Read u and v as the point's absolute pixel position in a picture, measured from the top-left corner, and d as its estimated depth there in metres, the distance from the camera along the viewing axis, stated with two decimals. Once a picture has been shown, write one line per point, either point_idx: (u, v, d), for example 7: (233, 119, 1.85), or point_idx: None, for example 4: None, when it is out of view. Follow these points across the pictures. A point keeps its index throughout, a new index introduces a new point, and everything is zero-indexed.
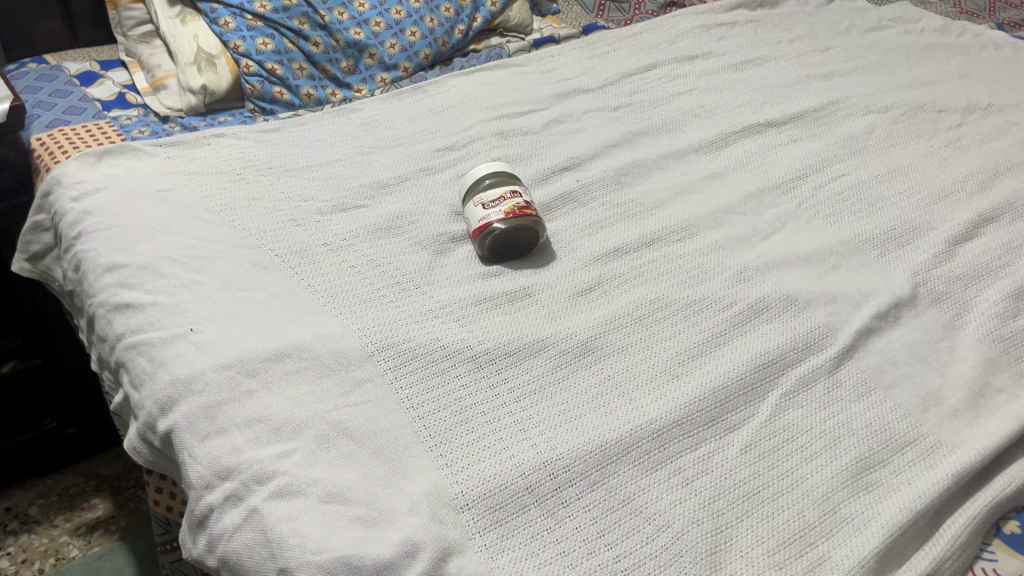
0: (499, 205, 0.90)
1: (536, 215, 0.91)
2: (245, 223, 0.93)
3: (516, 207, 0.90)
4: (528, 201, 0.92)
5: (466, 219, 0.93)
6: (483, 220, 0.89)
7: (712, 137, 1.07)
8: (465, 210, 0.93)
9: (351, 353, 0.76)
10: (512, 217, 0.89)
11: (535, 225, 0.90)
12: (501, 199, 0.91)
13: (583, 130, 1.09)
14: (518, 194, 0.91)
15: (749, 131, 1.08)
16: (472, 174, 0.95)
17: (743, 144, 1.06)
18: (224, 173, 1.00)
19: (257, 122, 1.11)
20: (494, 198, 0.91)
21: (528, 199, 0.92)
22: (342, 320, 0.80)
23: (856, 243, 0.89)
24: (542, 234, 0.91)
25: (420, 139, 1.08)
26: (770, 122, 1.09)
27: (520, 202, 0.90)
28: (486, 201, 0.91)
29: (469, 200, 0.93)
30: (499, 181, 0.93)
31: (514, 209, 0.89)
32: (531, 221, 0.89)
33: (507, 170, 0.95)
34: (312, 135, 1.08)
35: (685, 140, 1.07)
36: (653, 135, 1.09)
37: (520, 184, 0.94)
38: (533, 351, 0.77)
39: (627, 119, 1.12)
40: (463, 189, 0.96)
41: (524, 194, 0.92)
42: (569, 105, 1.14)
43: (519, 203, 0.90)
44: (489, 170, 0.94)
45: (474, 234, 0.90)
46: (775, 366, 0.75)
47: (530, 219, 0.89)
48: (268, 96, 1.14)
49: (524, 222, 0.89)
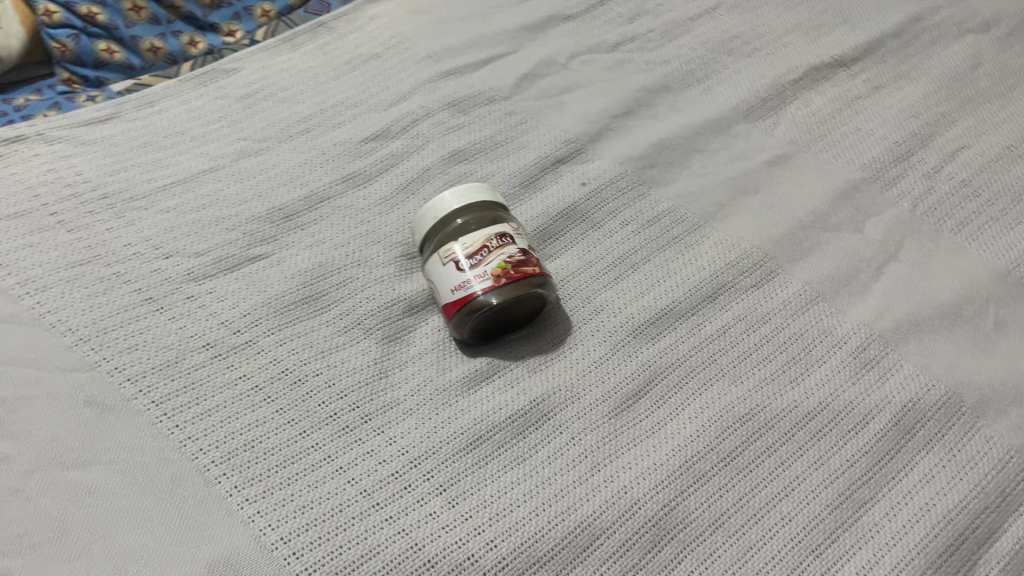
0: (482, 265, 0.56)
1: (540, 269, 0.58)
2: (69, 317, 0.57)
3: (511, 263, 0.57)
4: (525, 246, 0.58)
5: (429, 277, 0.59)
6: (466, 290, 0.56)
7: (762, 91, 0.74)
8: (429, 264, 0.59)
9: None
10: (507, 285, 0.56)
11: (541, 290, 0.57)
12: (485, 251, 0.57)
13: (573, 89, 0.75)
14: (511, 239, 0.58)
15: (813, 77, 0.75)
16: (435, 203, 0.60)
17: (808, 98, 0.74)
18: (26, 215, 0.62)
19: (79, 105, 0.72)
20: (475, 251, 0.57)
21: (526, 244, 0.59)
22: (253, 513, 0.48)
23: (1017, 278, 0.61)
24: (550, 299, 0.59)
25: (335, 120, 0.72)
26: (836, 61, 0.76)
27: (516, 255, 0.57)
28: (464, 254, 0.57)
29: (434, 249, 0.59)
30: (480, 217, 0.59)
31: (510, 270, 0.56)
32: (535, 286, 0.57)
33: (487, 192, 0.61)
34: (169, 126, 0.71)
35: (725, 98, 0.74)
36: (677, 88, 0.75)
37: (509, 216, 0.60)
38: (576, 552, 0.48)
39: (634, 64, 0.77)
40: (418, 227, 0.61)
41: (518, 234, 0.59)
42: (546, 46, 0.78)
43: (513, 255, 0.57)
44: (463, 200, 0.59)
45: (447, 309, 0.57)
46: (963, 547, 0.48)
47: (532, 284, 0.57)
48: (90, 57, 0.74)
49: (524, 289, 0.57)
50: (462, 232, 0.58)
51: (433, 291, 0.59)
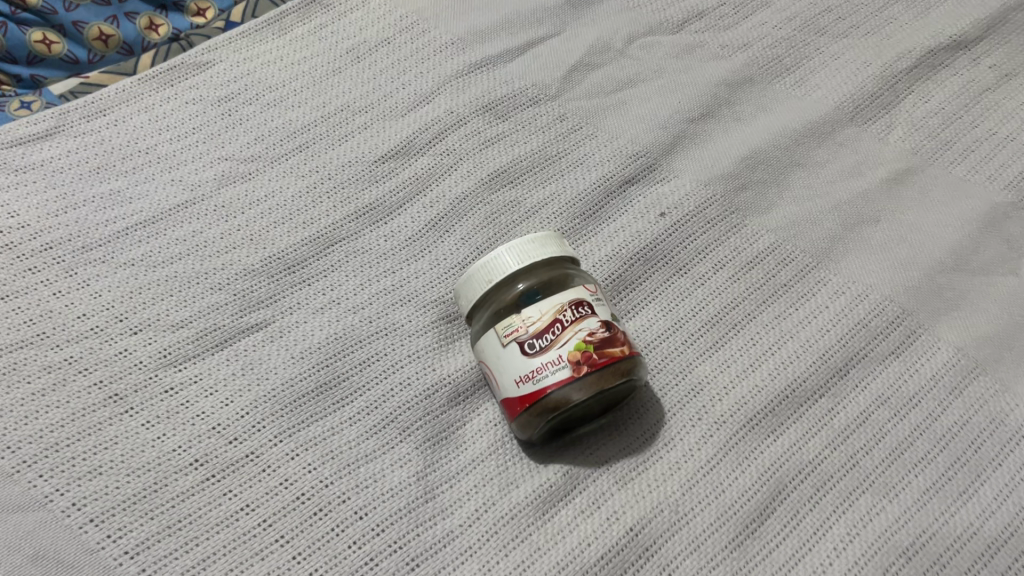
0: (556, 346, 0.43)
1: (628, 346, 0.44)
2: (6, 429, 0.42)
3: (593, 341, 0.43)
4: (607, 316, 0.45)
5: (483, 360, 0.45)
6: (537, 383, 0.42)
7: (869, 84, 0.60)
8: (483, 344, 0.45)
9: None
10: (589, 373, 0.42)
11: (632, 376, 0.44)
12: (559, 328, 0.43)
13: (636, 83, 0.60)
14: (590, 309, 0.44)
15: (928, 63, 0.61)
16: (486, 260, 0.46)
17: (926, 91, 0.60)
18: None
19: (13, 116, 0.56)
20: (545, 329, 0.43)
21: (608, 314, 0.45)
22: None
23: None
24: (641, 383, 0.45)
25: (341, 132, 0.57)
26: (955, 43, 0.62)
27: (598, 331, 0.43)
28: (530, 333, 0.43)
29: (489, 323, 0.45)
30: (546, 280, 0.45)
31: (592, 352, 0.43)
32: (624, 370, 0.43)
33: (552, 244, 0.46)
34: (128, 142, 0.55)
35: (824, 94, 0.60)
36: (763, 80, 0.61)
37: (582, 276, 0.46)
38: None
39: (706, 49, 0.62)
40: (465, 292, 0.47)
41: (597, 301, 0.45)
42: (596, 25, 0.63)
43: (595, 330, 0.43)
44: (524, 257, 0.45)
45: (511, 405, 0.44)
46: None
47: (621, 367, 0.43)
48: (22, 50, 0.58)
49: (611, 376, 0.43)
50: (525, 300, 0.45)
51: (489, 378, 0.45)
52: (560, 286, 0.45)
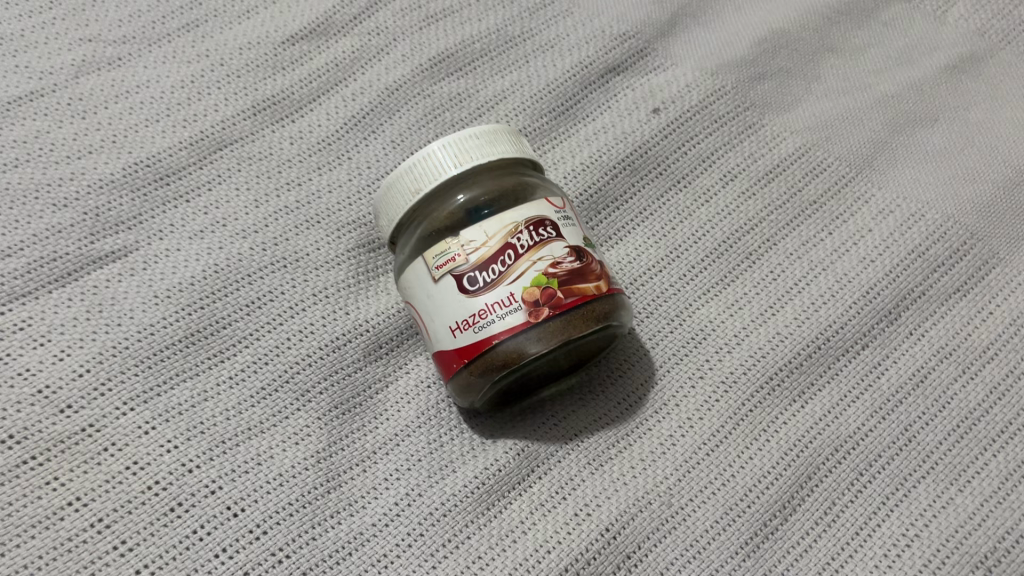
0: (506, 281, 0.30)
1: (606, 282, 0.32)
2: None
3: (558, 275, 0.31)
4: (579, 240, 0.32)
5: (408, 298, 0.33)
6: (479, 334, 0.30)
7: None
8: (408, 277, 0.32)
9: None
10: (551, 319, 0.30)
11: (611, 323, 0.32)
12: (511, 256, 0.31)
13: None
14: (554, 230, 0.31)
15: None
16: (412, 162, 0.33)
17: None
18: None
19: None
20: (491, 258, 0.31)
21: (581, 236, 0.33)
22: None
23: None
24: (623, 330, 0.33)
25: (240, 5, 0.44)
26: None
27: (565, 261, 0.31)
28: (471, 263, 0.31)
29: (416, 250, 0.33)
30: (495, 190, 0.32)
31: (556, 290, 0.30)
32: (600, 315, 0.31)
33: (504, 140, 0.34)
34: None
35: None
36: None
37: (545, 184, 0.34)
38: None
39: None
40: (385, 205, 0.34)
41: (565, 219, 0.32)
42: None
43: (562, 260, 0.31)
44: (464, 158, 0.32)
45: (445, 360, 0.32)
46: None
47: (596, 311, 0.31)
48: None
49: (582, 322, 0.31)
50: (466, 217, 0.32)
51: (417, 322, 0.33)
52: (515, 199, 0.32)
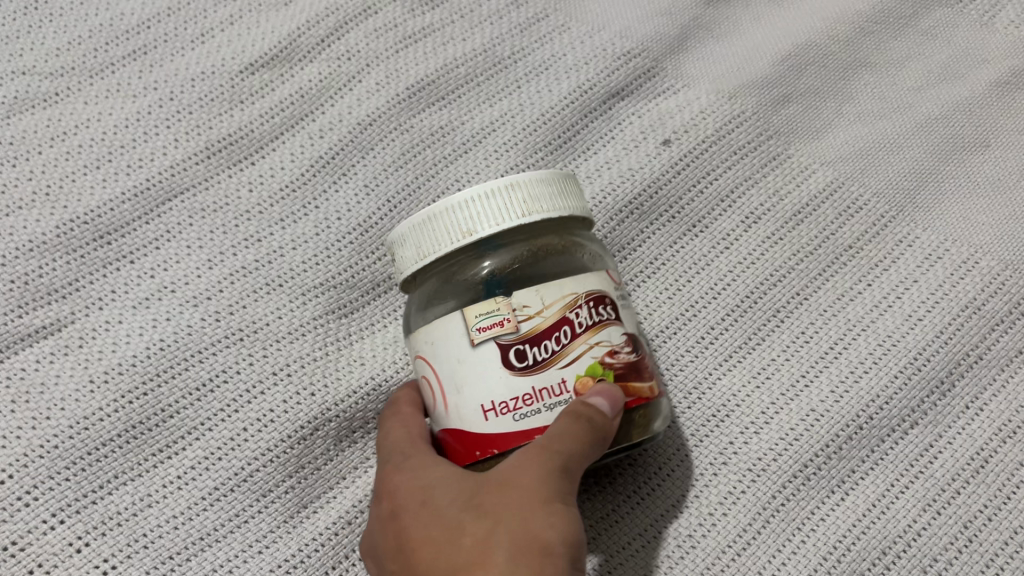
0: (556, 362, 0.22)
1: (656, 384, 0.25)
2: None
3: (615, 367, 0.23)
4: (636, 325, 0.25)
5: (417, 353, 0.24)
6: (518, 426, 0.22)
7: None
8: (424, 330, 0.24)
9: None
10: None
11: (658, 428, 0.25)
12: (566, 334, 0.23)
13: None
14: (616, 310, 0.24)
15: None
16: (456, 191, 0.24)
17: None
18: None
19: None
20: (545, 332, 0.22)
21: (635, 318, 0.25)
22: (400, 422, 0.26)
23: None
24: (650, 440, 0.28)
25: (194, 29, 0.39)
26: None
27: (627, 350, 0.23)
28: (518, 335, 0.22)
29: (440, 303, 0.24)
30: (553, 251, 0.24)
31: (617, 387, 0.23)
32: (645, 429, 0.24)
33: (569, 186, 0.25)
34: None
35: None
36: None
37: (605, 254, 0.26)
38: None
39: None
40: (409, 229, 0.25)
41: (623, 297, 0.25)
42: None
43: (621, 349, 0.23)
44: (533, 208, 0.24)
45: (458, 449, 0.23)
46: None
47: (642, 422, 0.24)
48: None
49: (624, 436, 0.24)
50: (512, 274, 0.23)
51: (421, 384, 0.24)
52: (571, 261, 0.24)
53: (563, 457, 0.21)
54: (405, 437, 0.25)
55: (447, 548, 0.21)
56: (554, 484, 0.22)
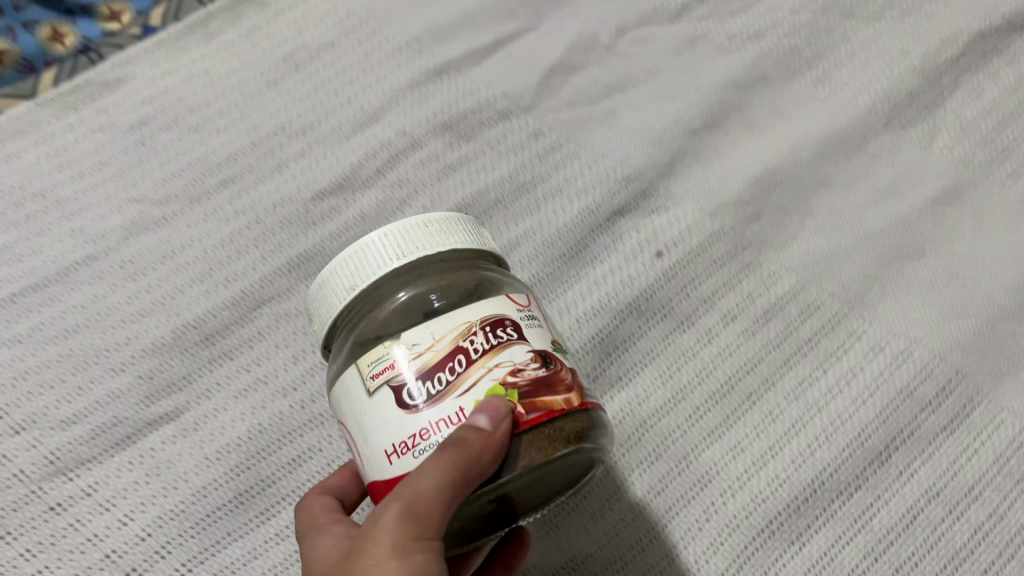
0: (452, 391, 0.27)
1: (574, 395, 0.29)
2: None
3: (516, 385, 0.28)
4: (543, 347, 0.29)
5: (340, 410, 0.30)
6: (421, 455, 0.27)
7: (906, 81, 0.50)
8: (339, 384, 0.29)
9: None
10: (512, 438, 0.27)
11: (584, 442, 0.29)
12: (462, 361, 0.28)
13: (626, 87, 0.51)
14: (513, 331, 0.29)
15: (977, 53, 0.51)
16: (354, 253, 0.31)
17: (973, 89, 0.50)
18: None
19: None
20: (436, 365, 0.28)
21: (547, 336, 0.30)
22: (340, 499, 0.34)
23: None
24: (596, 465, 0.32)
25: (273, 161, 0.48)
26: (1009, 22, 0.52)
27: (530, 369, 0.28)
28: (413, 370, 0.28)
29: (348, 350, 0.30)
30: (445, 287, 0.30)
31: (516, 404, 0.27)
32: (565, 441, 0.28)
33: (455, 235, 0.32)
34: (21, 184, 0.47)
35: (853, 94, 0.50)
36: (780, 79, 0.51)
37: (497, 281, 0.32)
38: None
39: (710, 40, 0.52)
40: (322, 293, 0.32)
41: (526, 319, 0.30)
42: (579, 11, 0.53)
43: (521, 367, 0.28)
44: (412, 249, 0.31)
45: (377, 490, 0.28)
46: None
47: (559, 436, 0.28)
48: None
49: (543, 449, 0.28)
50: (405, 317, 0.29)
51: (348, 438, 0.30)
52: (468, 295, 0.30)
53: (410, 508, 0.26)
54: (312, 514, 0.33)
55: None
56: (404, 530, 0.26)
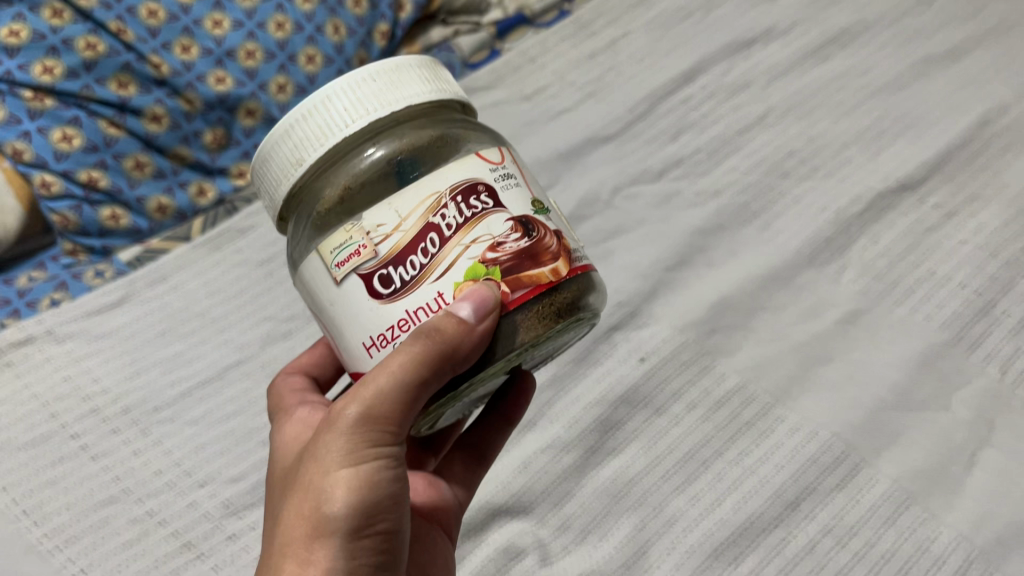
0: (432, 274, 0.36)
1: (557, 261, 0.37)
2: None
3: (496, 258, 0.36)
4: (517, 217, 0.37)
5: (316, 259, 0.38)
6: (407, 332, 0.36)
7: (825, 230, 0.68)
8: (313, 252, 0.38)
9: (340, 513, 0.36)
10: (503, 314, 0.36)
11: (564, 304, 0.37)
12: (437, 239, 0.36)
13: (619, 233, 0.71)
14: (486, 197, 0.37)
15: (879, 207, 0.69)
16: (316, 112, 0.38)
17: (876, 237, 0.68)
18: (44, 442, 0.58)
19: (91, 285, 0.68)
20: (408, 246, 0.36)
21: (527, 199, 0.38)
22: (305, 376, 0.53)
23: None
24: (593, 318, 0.42)
25: None
26: (901, 184, 0.70)
27: (512, 241, 0.36)
28: (391, 250, 0.36)
29: (313, 223, 0.38)
30: (404, 147, 0.38)
31: (499, 283, 0.36)
32: (550, 308, 0.37)
33: (402, 82, 0.39)
34: (186, 305, 0.66)
35: (786, 238, 0.69)
36: (734, 227, 0.70)
37: (460, 150, 0.39)
38: None
39: (682, 197, 0.72)
40: (274, 159, 0.39)
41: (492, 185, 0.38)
42: (587, 176, 0.74)
43: (502, 247, 0.36)
44: (365, 113, 0.37)
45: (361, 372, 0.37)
46: None
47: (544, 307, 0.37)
48: (95, 226, 0.69)
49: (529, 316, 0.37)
50: (369, 178, 0.38)
51: (333, 297, 0.38)
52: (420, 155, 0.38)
53: (360, 414, 0.36)
54: (295, 382, 0.52)
55: (306, 463, 0.37)
56: (355, 432, 0.36)
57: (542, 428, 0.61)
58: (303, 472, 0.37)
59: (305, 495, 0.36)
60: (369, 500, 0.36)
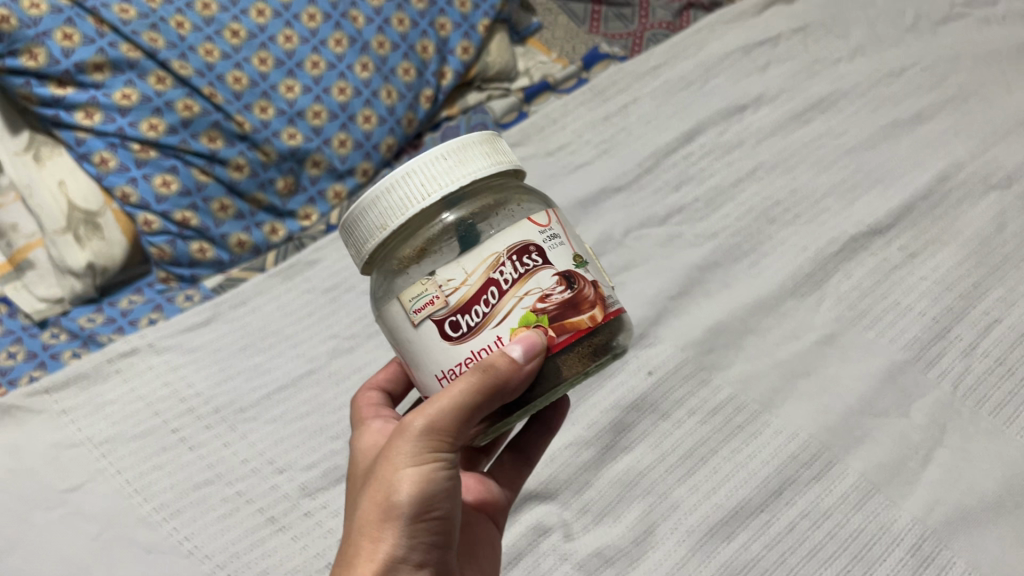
0: (494, 321, 0.42)
1: (593, 310, 0.44)
2: (203, 543, 0.63)
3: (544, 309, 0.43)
4: (561, 272, 0.44)
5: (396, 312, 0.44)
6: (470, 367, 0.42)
7: (805, 266, 0.80)
8: (393, 299, 0.45)
9: (405, 503, 0.42)
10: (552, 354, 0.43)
11: (593, 343, 0.45)
12: (496, 291, 0.42)
13: (629, 269, 0.83)
14: (535, 258, 0.43)
15: (852, 248, 0.81)
16: (396, 186, 0.45)
17: (848, 273, 0.80)
18: (150, 433, 0.69)
19: (181, 308, 0.80)
20: (473, 298, 0.42)
21: (569, 255, 0.45)
22: (382, 392, 0.61)
23: None
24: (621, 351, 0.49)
25: None
26: (871, 229, 0.82)
27: (558, 293, 0.43)
28: (458, 302, 0.42)
29: (393, 274, 0.45)
30: (472, 215, 0.45)
31: (546, 329, 0.42)
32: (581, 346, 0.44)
33: (469, 159, 0.46)
34: (263, 325, 0.78)
35: (772, 273, 0.80)
36: (728, 264, 0.82)
37: (518, 212, 0.46)
38: None
39: (683, 238, 0.85)
40: (363, 221, 0.46)
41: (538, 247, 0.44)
42: (600, 221, 0.86)
43: (547, 300, 0.43)
44: (437, 186, 0.44)
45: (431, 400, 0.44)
46: None
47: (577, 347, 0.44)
48: (186, 258, 0.82)
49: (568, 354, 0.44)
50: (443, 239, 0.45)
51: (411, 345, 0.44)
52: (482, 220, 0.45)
53: (426, 424, 0.42)
54: (373, 398, 0.60)
55: (380, 459, 0.44)
56: (421, 439, 0.42)
57: (565, 429, 0.72)
58: (377, 466, 0.43)
59: (376, 487, 0.42)
60: (428, 493, 0.42)
